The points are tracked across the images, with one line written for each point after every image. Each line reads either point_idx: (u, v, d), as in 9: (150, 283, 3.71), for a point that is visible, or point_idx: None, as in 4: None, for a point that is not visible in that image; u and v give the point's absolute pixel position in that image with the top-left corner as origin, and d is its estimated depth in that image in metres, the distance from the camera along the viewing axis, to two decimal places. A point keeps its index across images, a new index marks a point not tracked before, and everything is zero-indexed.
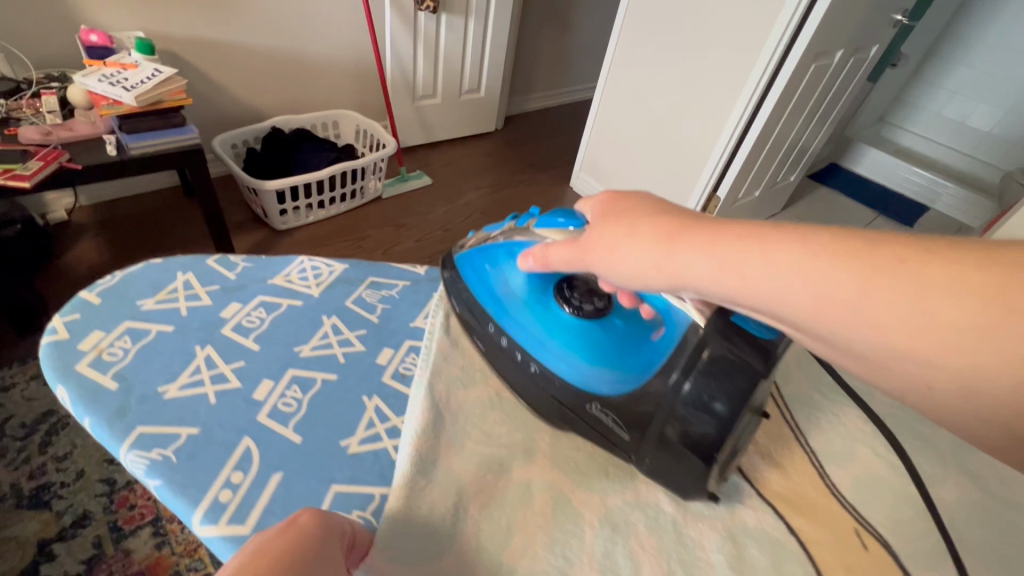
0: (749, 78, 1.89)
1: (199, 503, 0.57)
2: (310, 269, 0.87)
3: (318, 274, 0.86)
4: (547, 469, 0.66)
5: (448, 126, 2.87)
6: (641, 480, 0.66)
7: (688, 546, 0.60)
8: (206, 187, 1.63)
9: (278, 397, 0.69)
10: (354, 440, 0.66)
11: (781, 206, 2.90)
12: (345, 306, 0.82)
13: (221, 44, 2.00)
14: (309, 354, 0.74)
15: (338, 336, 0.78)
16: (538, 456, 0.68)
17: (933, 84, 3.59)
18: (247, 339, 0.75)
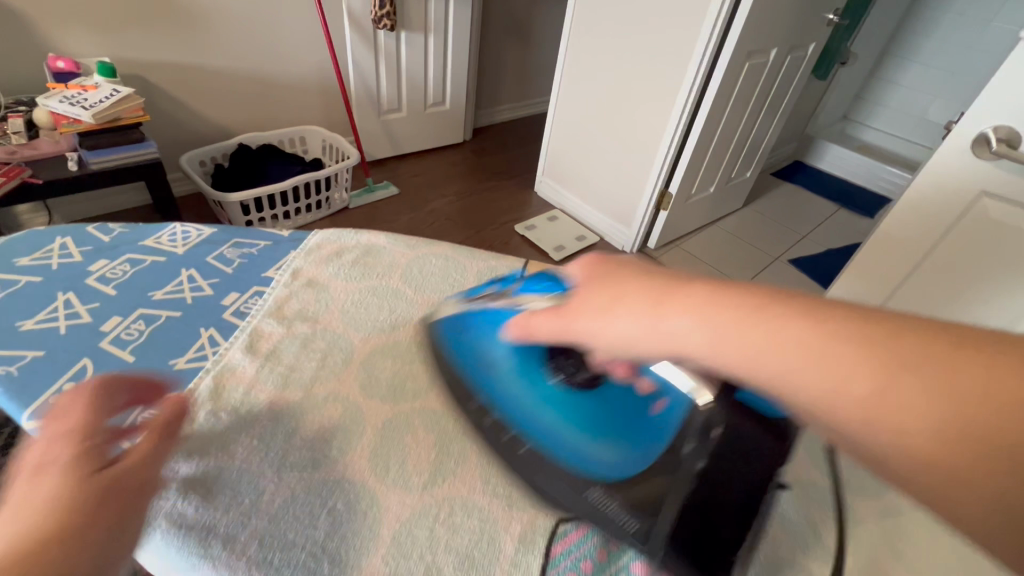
0: (686, 76, 1.98)
1: (29, 405, 0.58)
2: (182, 233, 0.82)
3: (187, 237, 0.81)
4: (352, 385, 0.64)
5: (415, 139, 2.98)
6: (439, 391, 0.65)
7: (463, 441, 0.60)
8: (168, 198, 1.72)
9: (123, 328, 0.67)
10: (178, 361, 0.64)
11: (741, 202, 2.97)
12: (206, 260, 0.78)
13: (187, 68, 2.11)
14: (162, 297, 0.72)
15: (193, 283, 0.74)
16: (351, 372, 0.65)
17: (890, 82, 3.70)
18: (107, 286, 0.72)
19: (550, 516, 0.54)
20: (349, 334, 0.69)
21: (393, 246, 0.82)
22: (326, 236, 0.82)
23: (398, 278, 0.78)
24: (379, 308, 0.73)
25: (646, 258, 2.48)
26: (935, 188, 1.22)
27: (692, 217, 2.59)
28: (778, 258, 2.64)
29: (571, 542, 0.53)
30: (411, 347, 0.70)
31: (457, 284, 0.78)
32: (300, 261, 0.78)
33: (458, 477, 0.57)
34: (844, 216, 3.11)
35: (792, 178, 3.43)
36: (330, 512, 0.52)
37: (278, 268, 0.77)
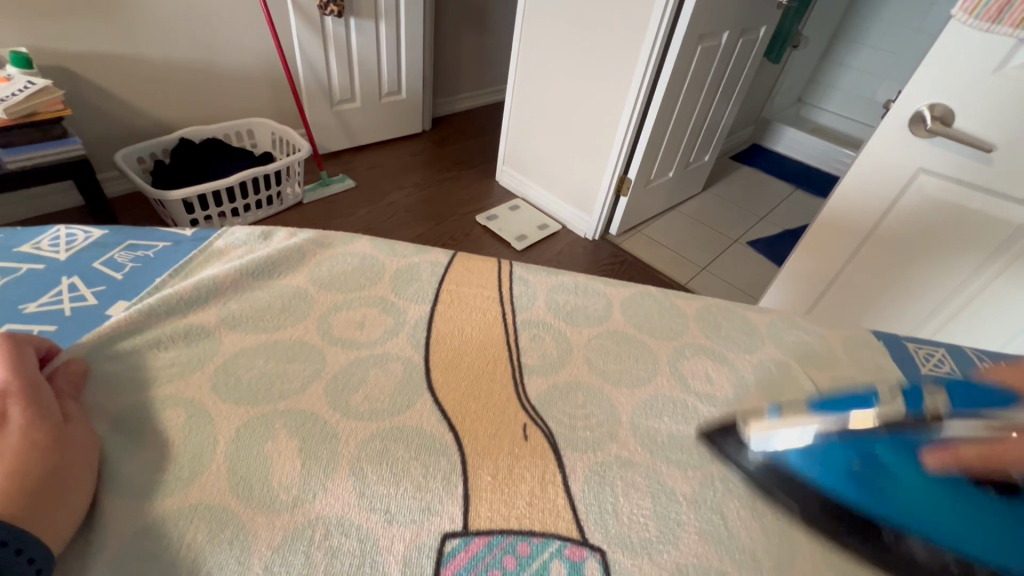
0: (639, 62, 1.97)
1: None
2: (67, 238, 0.75)
3: (72, 240, 0.74)
4: (205, 387, 0.58)
5: (370, 130, 2.89)
6: (314, 391, 0.59)
7: (332, 443, 0.54)
8: (99, 196, 1.62)
9: None
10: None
11: (700, 186, 2.99)
12: (92, 266, 0.70)
13: (117, 58, 1.97)
14: (36, 309, 0.63)
15: (74, 292, 0.66)
16: (205, 373, 0.59)
17: (841, 65, 3.79)
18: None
19: (436, 532, 0.49)
20: (220, 333, 0.64)
21: (306, 245, 0.76)
22: (233, 237, 0.76)
23: (302, 278, 0.72)
24: (267, 307, 0.67)
25: (608, 245, 2.49)
26: (876, 165, 1.24)
27: (652, 201, 2.60)
28: (736, 240, 2.69)
29: (460, 563, 0.47)
30: (290, 345, 0.64)
31: (370, 282, 0.74)
32: (196, 262, 0.72)
33: (329, 490, 0.50)
34: (800, 197, 3.17)
35: (751, 161, 3.48)
36: (190, 546, 0.46)
37: (170, 269, 0.70)
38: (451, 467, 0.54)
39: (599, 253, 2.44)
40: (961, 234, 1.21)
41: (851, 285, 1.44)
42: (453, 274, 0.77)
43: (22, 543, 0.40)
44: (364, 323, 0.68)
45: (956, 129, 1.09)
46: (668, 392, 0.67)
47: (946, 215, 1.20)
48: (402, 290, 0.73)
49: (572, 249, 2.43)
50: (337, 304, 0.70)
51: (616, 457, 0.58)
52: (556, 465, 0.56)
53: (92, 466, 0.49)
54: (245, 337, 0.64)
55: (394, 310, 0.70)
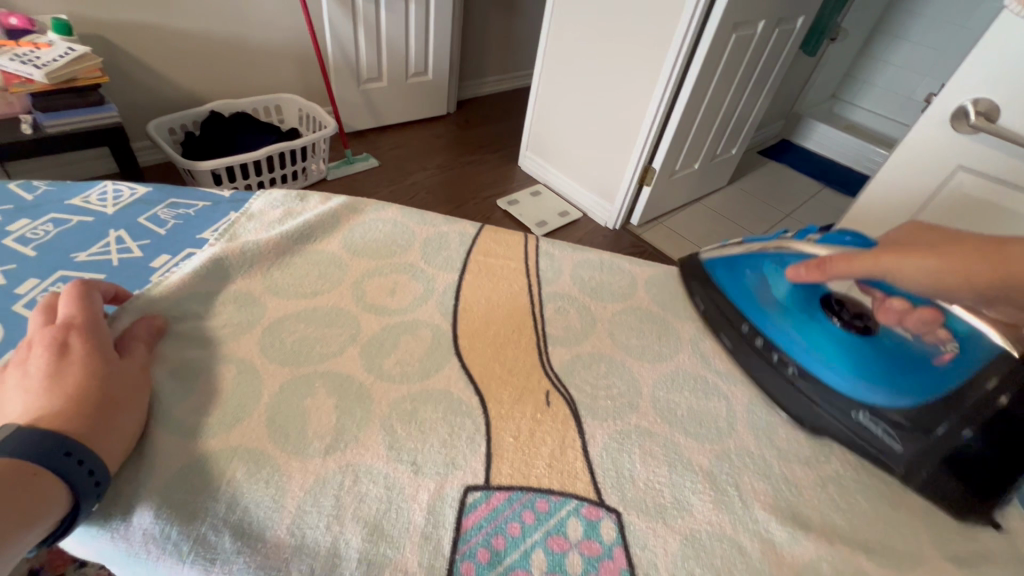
0: (670, 48, 1.93)
1: None
2: (113, 192, 0.76)
3: (118, 195, 0.75)
4: (253, 346, 0.59)
5: (395, 110, 2.89)
6: (350, 353, 0.60)
7: (366, 401, 0.56)
8: (133, 164, 1.66)
9: (39, 292, 0.61)
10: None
11: (725, 180, 2.94)
12: (137, 221, 0.72)
13: (152, 29, 2.01)
14: (85, 258, 0.66)
15: (121, 245, 0.68)
16: (253, 334, 0.61)
17: (880, 60, 3.66)
18: (25, 247, 0.66)
19: (460, 485, 0.50)
20: (265, 299, 0.65)
21: (342, 210, 0.77)
22: (269, 200, 0.77)
23: (336, 243, 0.73)
24: (306, 274, 0.68)
25: (628, 235, 2.47)
26: (912, 161, 1.21)
27: (675, 193, 2.56)
28: (759, 236, 2.64)
29: (481, 515, 0.49)
30: (329, 311, 0.65)
31: (401, 249, 0.74)
32: (239, 226, 0.72)
33: (361, 442, 0.52)
34: (828, 195, 3.10)
35: (779, 157, 3.40)
36: (230, 483, 0.48)
37: (214, 230, 0.72)
38: (475, 427, 0.55)
39: (618, 242, 2.42)
40: (998, 236, 1.17)
41: None
42: (481, 245, 0.77)
43: (78, 466, 0.43)
44: (393, 290, 0.69)
45: (1002, 126, 1.05)
46: (687, 368, 0.67)
47: (983, 214, 1.16)
48: (431, 258, 0.74)
49: (592, 237, 2.42)
50: (372, 271, 0.71)
51: (635, 427, 0.58)
52: (576, 431, 0.57)
53: (145, 405, 0.51)
54: (284, 300, 0.65)
55: (422, 276, 0.71)
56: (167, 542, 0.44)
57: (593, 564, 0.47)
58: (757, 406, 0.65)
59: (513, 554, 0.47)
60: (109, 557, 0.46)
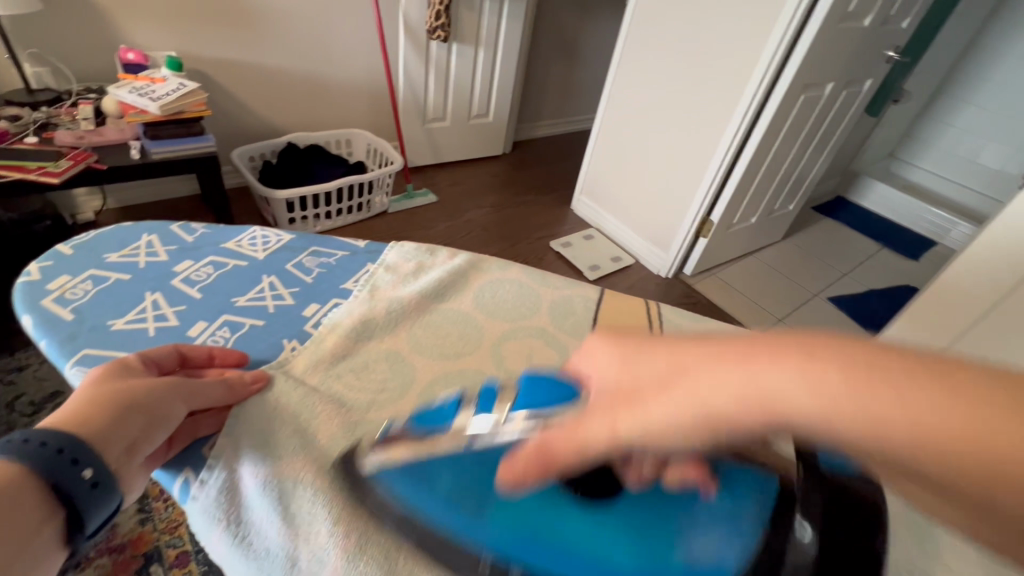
0: (738, 105, 1.96)
1: None
2: (262, 238, 0.81)
3: (267, 241, 0.80)
4: (410, 411, 0.60)
5: (456, 148, 3.00)
6: None
7: None
8: (218, 191, 1.77)
9: (208, 334, 0.64)
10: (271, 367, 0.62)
11: (781, 235, 2.90)
12: (285, 268, 0.76)
13: (247, 66, 2.17)
14: (245, 303, 0.69)
15: (274, 292, 0.72)
16: (410, 399, 0.61)
17: (941, 122, 3.60)
18: (191, 288, 0.70)
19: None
20: (413, 358, 0.66)
21: (468, 267, 0.80)
22: (402, 252, 0.80)
23: (467, 301, 0.75)
24: (448, 334, 0.70)
25: (682, 285, 2.44)
26: (1010, 239, 1.16)
27: (731, 245, 2.54)
28: (816, 294, 2.58)
29: None
30: (474, 374, 0.66)
31: (529, 312, 0.75)
32: (378, 278, 0.76)
33: None
34: (887, 256, 3.01)
35: (834, 215, 3.34)
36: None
37: (356, 282, 0.75)
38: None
39: (672, 292, 2.40)
40: None
41: None
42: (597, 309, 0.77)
43: (69, 462, 0.41)
44: (531, 355, 0.69)
45: None
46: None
47: None
48: (559, 322, 0.74)
49: (645, 285, 2.41)
50: (507, 332, 0.72)
51: None
52: None
53: (169, 419, 0.50)
54: (431, 362, 0.66)
55: (556, 344, 0.71)
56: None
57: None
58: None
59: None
60: (237, 568, 0.50)
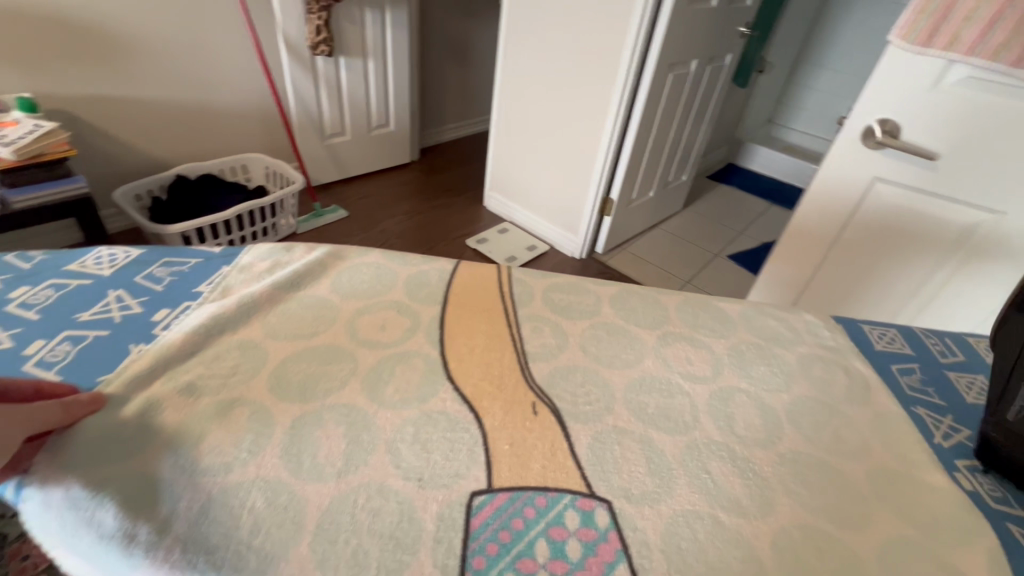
0: (615, 88, 2.10)
1: None
2: (109, 257, 0.79)
3: (114, 258, 0.78)
4: (262, 389, 0.62)
5: (361, 161, 2.98)
6: (352, 386, 0.64)
7: (372, 429, 0.59)
8: (99, 233, 1.66)
9: (47, 351, 0.64)
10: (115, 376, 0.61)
11: (680, 204, 3.12)
12: (134, 280, 0.75)
13: (117, 100, 2.05)
14: (89, 318, 0.68)
15: (121, 303, 0.71)
16: (262, 378, 0.63)
17: (805, 87, 4.01)
18: (28, 312, 0.68)
19: (465, 491, 0.54)
20: (266, 342, 0.68)
21: (326, 258, 0.83)
22: (257, 252, 0.82)
23: (325, 286, 0.78)
24: (303, 316, 0.73)
25: (595, 263, 2.58)
26: (837, 176, 1.34)
27: (635, 219, 2.70)
28: (717, 254, 2.80)
29: (487, 514, 0.53)
30: (327, 346, 0.69)
31: (386, 289, 0.80)
32: (231, 278, 0.77)
33: (370, 464, 0.56)
34: (775, 212, 3.32)
35: (728, 180, 3.64)
36: (250, 511, 0.51)
37: (209, 283, 0.76)
38: (475, 439, 0.59)
39: (587, 270, 2.52)
40: (917, 236, 1.31)
41: (824, 288, 1.52)
42: (456, 281, 0.83)
43: None
44: (385, 324, 0.73)
45: (904, 140, 1.20)
46: (651, 372, 0.72)
47: (904, 217, 1.30)
48: (414, 294, 0.79)
49: (560, 268, 2.51)
50: (363, 308, 0.76)
51: (613, 426, 0.64)
52: (564, 435, 0.62)
53: None
54: (283, 342, 0.68)
55: (409, 312, 0.76)
56: (189, 568, 0.47)
57: (590, 548, 0.51)
58: (721, 399, 0.69)
59: (519, 545, 0.51)
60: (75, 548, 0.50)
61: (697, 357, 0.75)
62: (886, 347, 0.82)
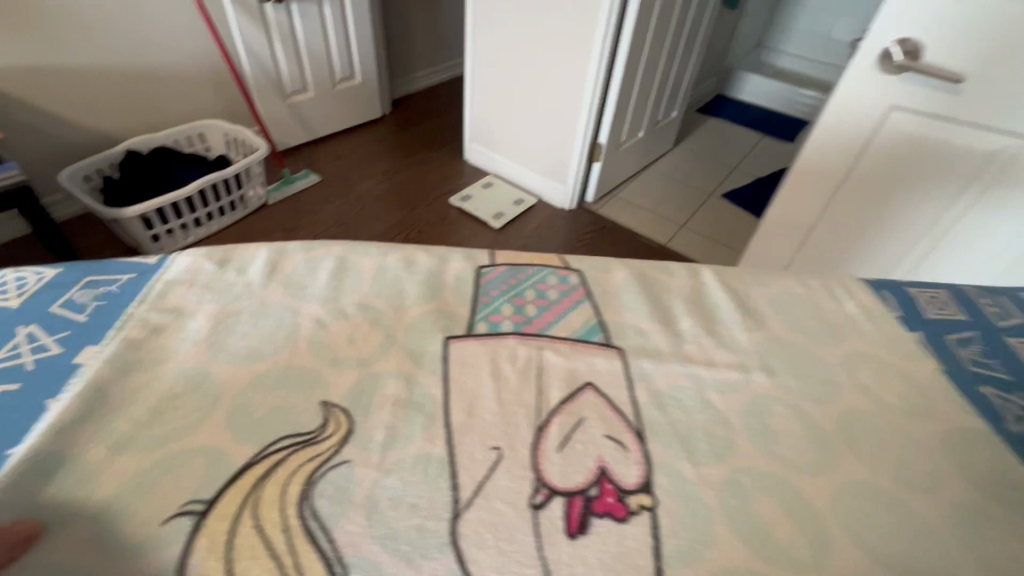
0: (598, 19, 1.90)
1: None
2: (14, 281, 0.66)
3: (23, 284, 0.65)
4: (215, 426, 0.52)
5: (328, 120, 2.76)
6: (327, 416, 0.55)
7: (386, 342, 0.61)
8: (49, 225, 1.51)
9: None
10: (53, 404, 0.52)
11: (671, 143, 2.97)
12: (49, 311, 0.62)
13: (44, 71, 1.83)
14: None
15: (34, 344, 0.58)
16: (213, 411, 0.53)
17: (798, 5, 3.72)
18: None
19: (472, 268, 0.72)
20: (213, 366, 0.57)
21: (277, 254, 0.72)
22: (191, 258, 0.70)
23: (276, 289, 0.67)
24: (256, 322, 0.62)
25: (587, 213, 2.47)
26: (850, 107, 1.23)
27: (625, 163, 2.57)
28: (711, 194, 2.69)
29: (491, 277, 0.71)
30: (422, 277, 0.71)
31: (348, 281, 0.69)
32: (158, 287, 0.66)
33: (386, 353, 0.60)
34: (768, 144, 3.18)
35: (718, 114, 3.46)
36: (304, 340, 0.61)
37: (140, 299, 0.64)
38: (471, 277, 0.71)
39: (579, 222, 2.42)
40: (937, 168, 1.22)
41: (832, 230, 1.43)
42: (436, 284, 0.69)
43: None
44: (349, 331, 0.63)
45: (925, 63, 1.09)
46: (670, 382, 0.59)
47: (923, 146, 1.20)
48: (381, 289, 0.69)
49: (551, 221, 2.40)
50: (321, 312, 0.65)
51: (595, 318, 0.66)
52: (558, 274, 0.72)
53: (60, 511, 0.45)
54: (234, 365, 0.57)
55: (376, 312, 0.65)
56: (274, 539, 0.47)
57: (565, 294, 0.69)
58: None
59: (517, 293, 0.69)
60: None
61: (726, 351, 0.63)
62: (942, 314, 0.71)
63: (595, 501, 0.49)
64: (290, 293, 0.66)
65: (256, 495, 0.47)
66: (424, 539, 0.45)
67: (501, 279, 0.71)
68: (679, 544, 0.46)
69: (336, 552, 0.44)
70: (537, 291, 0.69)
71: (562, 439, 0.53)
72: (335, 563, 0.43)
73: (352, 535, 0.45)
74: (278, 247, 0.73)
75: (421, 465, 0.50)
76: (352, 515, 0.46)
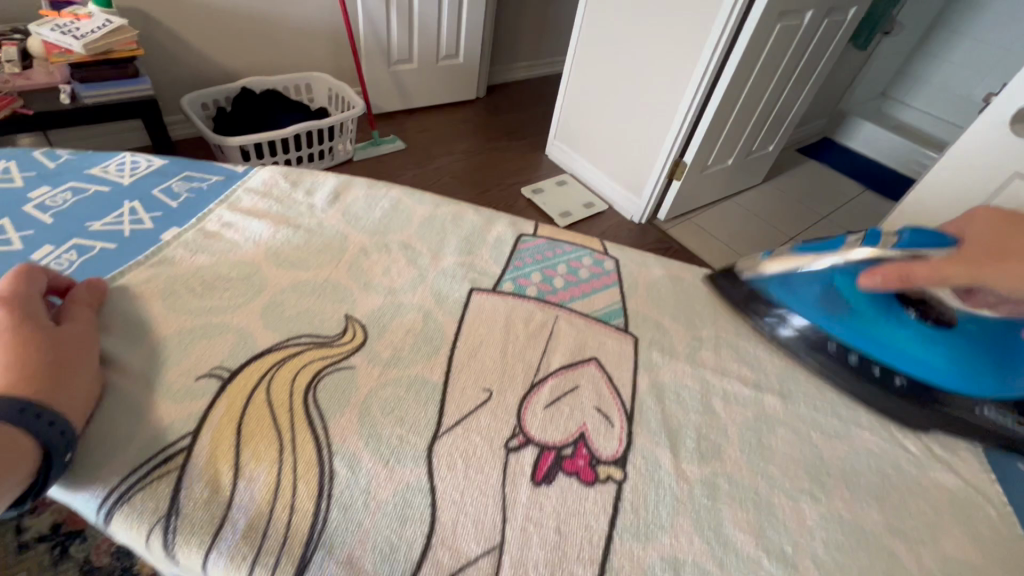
0: (710, 35, 1.84)
1: None
2: (131, 164, 0.78)
3: (136, 166, 0.77)
4: (255, 315, 0.59)
5: (425, 92, 2.87)
6: (346, 337, 0.58)
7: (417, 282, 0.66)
8: (165, 138, 1.68)
9: (52, 258, 0.62)
10: (133, 266, 0.62)
11: (760, 177, 2.83)
12: (151, 193, 0.73)
13: (189, 4, 2.03)
14: (99, 228, 0.67)
15: (133, 216, 0.69)
16: (257, 303, 0.60)
17: (938, 56, 3.40)
18: (43, 214, 0.67)
19: (515, 234, 0.77)
20: (267, 270, 0.64)
21: (345, 191, 0.77)
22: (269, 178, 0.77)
23: (336, 218, 0.73)
24: (310, 240, 0.68)
25: (655, 230, 2.41)
26: (965, 167, 1.12)
27: (706, 188, 2.47)
28: (792, 238, 2.54)
29: (530, 245, 0.75)
30: (468, 241, 0.74)
31: (401, 227, 0.74)
32: (238, 194, 0.74)
33: (413, 292, 0.65)
34: (869, 198, 2.95)
35: (821, 157, 3.25)
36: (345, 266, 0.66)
37: (220, 200, 0.73)
38: (510, 240, 0.75)
39: (645, 237, 2.36)
40: None
41: None
42: (476, 249, 0.72)
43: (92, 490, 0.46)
44: (389, 268, 0.67)
45: None
46: (676, 378, 0.62)
47: None
48: (429, 241, 0.72)
49: (617, 230, 2.37)
50: (369, 249, 0.69)
51: (618, 303, 0.70)
52: (592, 254, 0.76)
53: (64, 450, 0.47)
54: (287, 272, 0.64)
55: (419, 261, 0.69)
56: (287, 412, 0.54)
57: (595, 275, 0.73)
58: (763, 424, 0.60)
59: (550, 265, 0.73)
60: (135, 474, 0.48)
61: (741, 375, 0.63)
62: None
63: (567, 459, 0.52)
64: (345, 221, 0.72)
65: (270, 377, 0.54)
66: (403, 448, 0.50)
67: (538, 249, 0.75)
68: (637, 522, 0.49)
69: (330, 445, 0.49)
70: (569, 266, 0.73)
71: (552, 399, 0.57)
72: (325, 446, 0.49)
73: (344, 427, 0.51)
74: (344, 185, 0.78)
75: (417, 388, 0.55)
76: (347, 411, 0.52)
